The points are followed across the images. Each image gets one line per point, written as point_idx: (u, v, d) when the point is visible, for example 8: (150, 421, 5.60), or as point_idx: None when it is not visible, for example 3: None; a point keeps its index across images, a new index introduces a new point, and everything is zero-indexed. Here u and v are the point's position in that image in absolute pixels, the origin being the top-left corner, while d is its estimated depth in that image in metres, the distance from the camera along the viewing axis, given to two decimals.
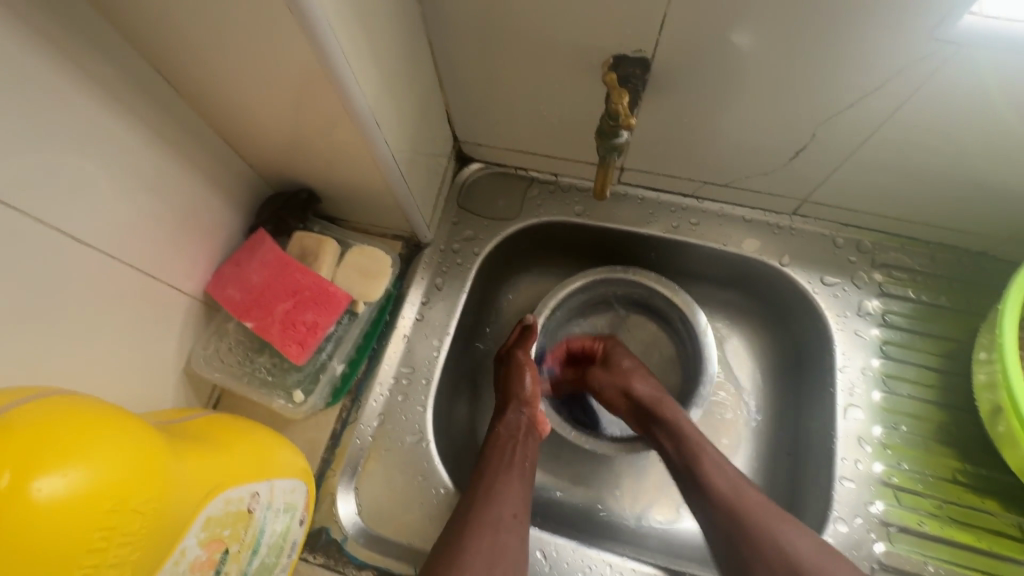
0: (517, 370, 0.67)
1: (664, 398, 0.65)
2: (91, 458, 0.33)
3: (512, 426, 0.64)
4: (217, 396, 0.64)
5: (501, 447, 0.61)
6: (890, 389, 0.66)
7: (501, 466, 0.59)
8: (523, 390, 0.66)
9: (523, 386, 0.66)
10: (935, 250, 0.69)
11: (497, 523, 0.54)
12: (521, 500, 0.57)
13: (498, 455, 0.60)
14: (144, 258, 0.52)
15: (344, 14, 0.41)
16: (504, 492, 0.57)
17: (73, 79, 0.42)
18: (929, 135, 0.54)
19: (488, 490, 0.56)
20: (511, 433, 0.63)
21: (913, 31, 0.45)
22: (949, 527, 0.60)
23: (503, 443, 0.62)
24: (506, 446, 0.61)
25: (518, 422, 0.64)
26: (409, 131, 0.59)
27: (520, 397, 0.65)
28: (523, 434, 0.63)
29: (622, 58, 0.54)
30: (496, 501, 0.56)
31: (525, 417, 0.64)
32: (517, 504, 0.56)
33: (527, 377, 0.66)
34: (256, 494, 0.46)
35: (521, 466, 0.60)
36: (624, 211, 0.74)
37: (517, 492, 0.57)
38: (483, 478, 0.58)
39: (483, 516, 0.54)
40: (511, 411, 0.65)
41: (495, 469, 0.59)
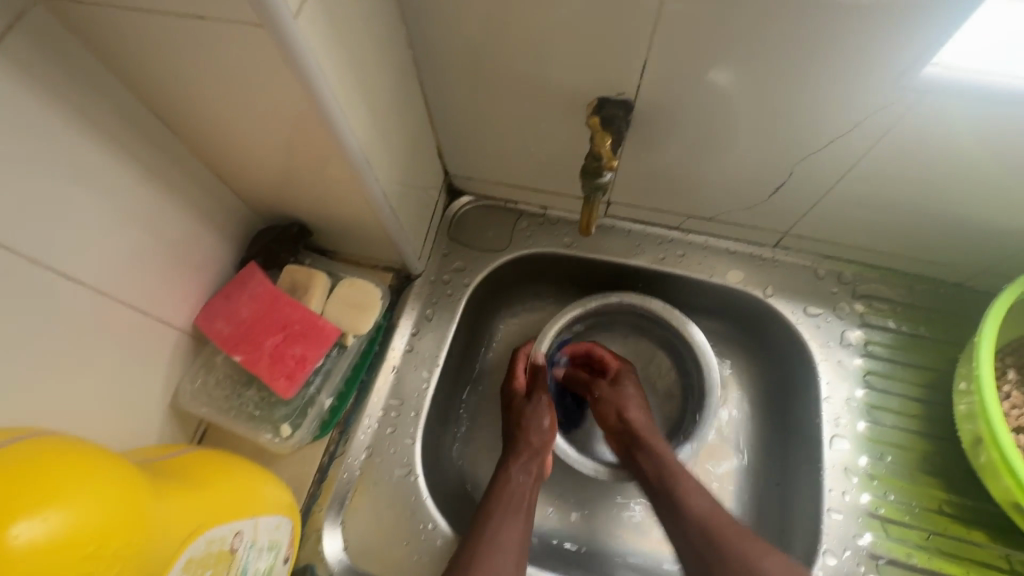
0: (541, 410, 0.66)
1: (650, 429, 0.65)
2: (71, 500, 0.32)
3: (523, 469, 0.62)
4: (203, 430, 0.64)
5: (511, 489, 0.60)
6: (874, 419, 0.66)
7: (508, 509, 0.58)
8: (535, 437, 0.65)
9: (541, 425, 0.66)
10: (913, 280, 0.71)
11: (499, 567, 0.54)
12: (519, 547, 0.56)
13: (507, 496, 0.60)
14: (133, 293, 0.52)
15: (335, 60, 0.43)
16: (508, 535, 0.56)
17: (67, 118, 0.43)
18: (899, 173, 0.56)
19: (496, 534, 0.56)
20: (523, 476, 0.62)
21: (876, 77, 0.47)
22: (937, 559, 0.61)
23: (514, 485, 0.61)
24: (517, 488, 0.60)
25: (532, 467, 0.63)
26: (399, 167, 0.60)
27: (534, 443, 0.64)
28: (533, 481, 0.62)
29: (605, 100, 0.56)
30: (498, 547, 0.55)
31: (535, 464, 0.63)
32: (517, 552, 0.56)
33: (545, 417, 0.66)
34: (239, 533, 0.46)
35: (525, 512, 0.59)
36: (611, 243, 0.76)
37: (518, 536, 0.57)
38: (492, 519, 0.57)
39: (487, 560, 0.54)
40: (524, 453, 0.64)
41: (503, 514, 0.58)
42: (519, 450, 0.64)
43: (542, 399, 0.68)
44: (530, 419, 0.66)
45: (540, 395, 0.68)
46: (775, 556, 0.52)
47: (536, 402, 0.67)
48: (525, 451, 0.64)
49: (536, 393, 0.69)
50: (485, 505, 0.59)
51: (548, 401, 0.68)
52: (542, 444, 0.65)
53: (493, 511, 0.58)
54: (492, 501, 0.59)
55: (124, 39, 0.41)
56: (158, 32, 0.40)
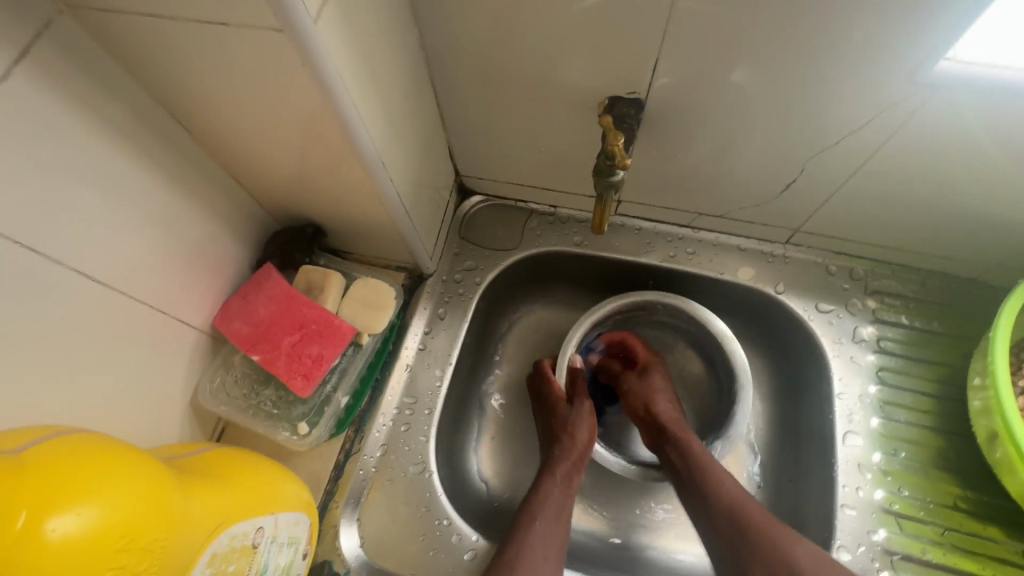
0: (580, 417, 0.67)
1: (678, 420, 0.66)
2: (102, 495, 0.33)
3: (567, 477, 0.63)
4: (222, 428, 0.65)
5: (551, 492, 0.61)
6: (888, 415, 0.66)
7: (549, 515, 0.59)
8: (575, 441, 0.65)
9: (582, 431, 0.66)
10: (926, 276, 0.71)
11: (540, 568, 0.55)
12: (560, 552, 0.57)
13: (547, 498, 0.60)
14: (153, 294, 0.53)
15: (351, 63, 0.44)
16: (550, 541, 0.57)
17: (90, 123, 0.44)
18: (912, 169, 0.56)
19: (533, 537, 0.56)
20: (565, 483, 0.62)
21: (890, 73, 0.47)
22: (952, 554, 0.60)
23: (554, 488, 0.61)
24: (560, 493, 0.61)
25: (574, 474, 0.63)
26: (412, 168, 0.61)
27: (574, 441, 0.65)
28: (574, 488, 0.63)
29: (616, 100, 0.56)
30: (532, 548, 0.56)
31: (573, 464, 0.64)
32: (557, 559, 0.56)
33: (586, 422, 0.67)
34: (260, 528, 0.47)
35: (564, 516, 0.60)
36: (622, 241, 0.76)
37: (559, 540, 0.58)
38: (529, 523, 0.58)
39: (528, 563, 0.54)
40: (570, 460, 0.64)
41: (541, 518, 0.58)
42: (564, 454, 0.64)
43: (585, 405, 0.68)
44: (571, 423, 0.66)
45: (582, 402, 0.68)
46: (802, 545, 0.53)
47: (579, 408, 0.68)
48: (570, 457, 0.64)
49: (579, 398, 0.69)
50: (523, 511, 0.59)
51: (589, 407, 0.69)
52: (586, 451, 0.66)
53: (534, 516, 0.58)
54: (535, 504, 0.60)
55: (147, 47, 0.42)
56: (181, 40, 0.40)
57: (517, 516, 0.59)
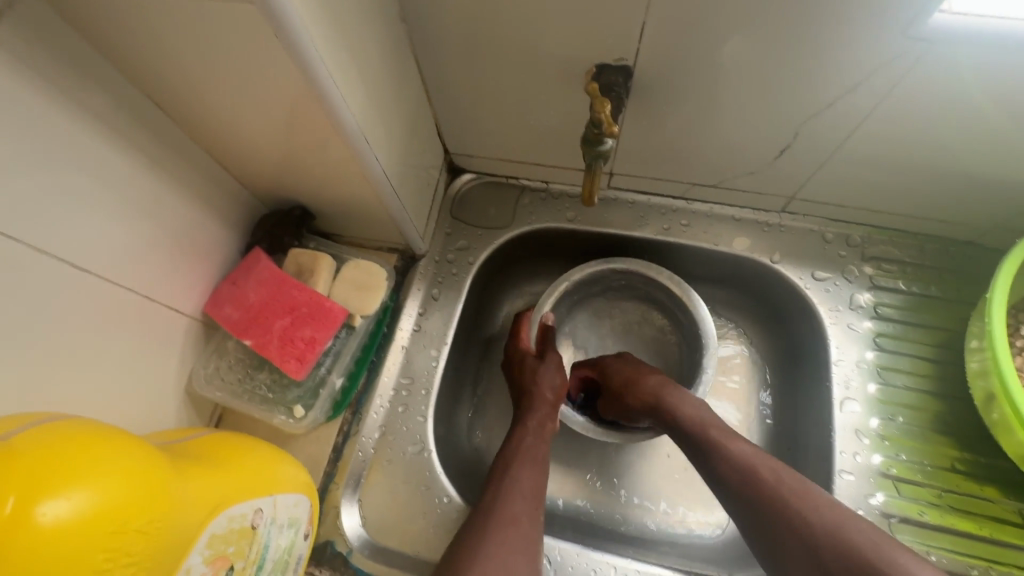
0: (550, 371, 0.67)
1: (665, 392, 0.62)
2: (93, 481, 0.33)
3: (539, 425, 0.63)
4: (219, 414, 0.65)
5: (527, 444, 0.60)
6: (885, 380, 0.66)
7: (524, 462, 0.58)
8: (546, 394, 0.65)
9: (546, 388, 0.66)
10: (923, 241, 0.70)
11: (517, 510, 0.54)
12: (537, 496, 0.56)
13: (523, 450, 0.60)
14: (140, 282, 0.53)
15: (328, 36, 0.42)
16: (526, 485, 0.56)
17: (62, 106, 0.43)
18: (909, 130, 0.55)
19: (512, 484, 0.56)
20: (538, 431, 0.62)
21: (885, 29, 0.46)
22: (950, 516, 0.61)
23: (529, 440, 0.61)
24: (534, 440, 0.61)
25: (546, 422, 0.63)
26: (398, 145, 0.59)
27: (540, 393, 0.65)
28: (547, 436, 0.63)
29: (604, 67, 0.55)
30: (511, 495, 0.55)
31: (544, 413, 0.64)
32: (534, 499, 0.56)
33: (553, 374, 0.67)
34: (259, 510, 0.47)
35: (537, 460, 0.59)
36: (616, 215, 0.75)
37: (535, 485, 0.57)
38: (510, 473, 0.57)
39: (504, 508, 0.54)
40: (541, 409, 0.64)
41: (515, 467, 0.58)
42: (535, 405, 0.64)
43: (555, 357, 0.68)
44: (542, 376, 0.66)
45: (552, 356, 0.68)
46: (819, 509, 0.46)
47: (549, 360, 0.68)
48: (540, 404, 0.64)
49: (548, 352, 0.69)
50: (499, 464, 0.59)
51: (559, 361, 0.68)
52: (556, 400, 0.66)
53: (509, 466, 0.58)
54: (507, 457, 0.59)
55: (114, 22, 0.41)
56: (148, 15, 0.39)
57: (496, 468, 0.59)
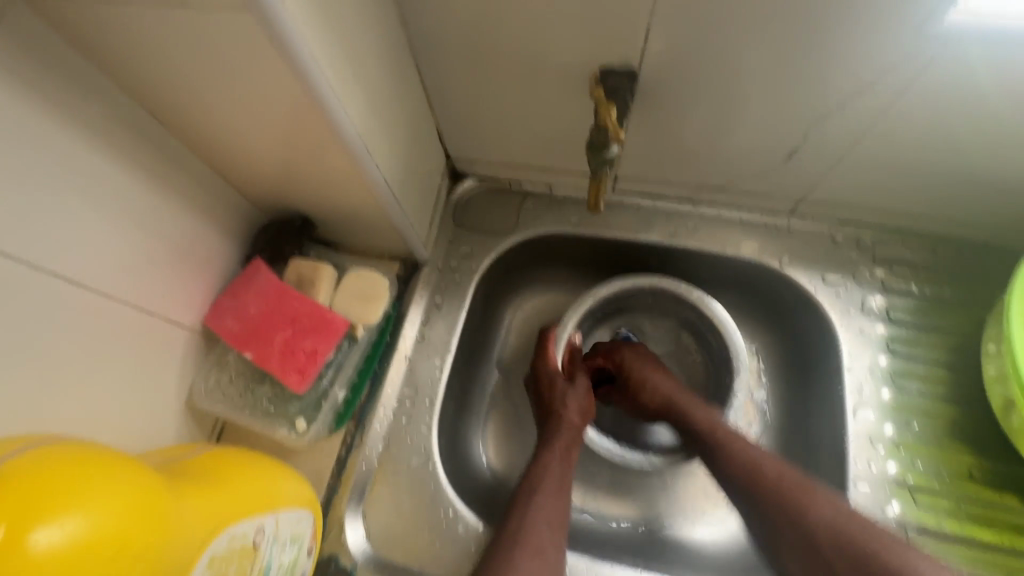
0: (576, 393, 0.66)
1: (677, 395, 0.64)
2: (88, 505, 0.32)
3: (566, 450, 0.61)
4: (220, 428, 0.64)
5: (553, 470, 0.58)
6: (899, 386, 0.65)
7: (551, 489, 0.56)
8: (572, 417, 0.64)
9: (573, 412, 0.64)
10: (936, 243, 0.68)
11: (543, 539, 0.53)
12: (562, 526, 0.55)
13: (549, 476, 0.58)
14: (138, 295, 0.52)
15: (326, 43, 0.42)
16: (551, 514, 0.55)
17: (55, 118, 0.42)
18: (922, 130, 0.53)
19: (538, 512, 0.54)
20: (564, 457, 0.60)
21: (898, 27, 0.44)
22: (968, 526, 0.59)
23: (555, 465, 0.59)
24: (559, 465, 0.59)
25: (573, 447, 0.62)
26: (399, 152, 0.58)
27: (566, 415, 0.63)
28: (573, 462, 0.61)
29: (608, 70, 0.54)
30: (535, 523, 0.54)
31: (570, 436, 0.62)
32: (559, 528, 0.54)
33: (578, 397, 0.65)
34: (261, 528, 0.46)
35: (562, 487, 0.57)
36: (621, 220, 0.74)
37: (561, 515, 0.56)
38: (535, 500, 0.55)
39: (532, 535, 0.53)
40: (567, 434, 0.62)
41: (542, 494, 0.56)
42: (561, 428, 0.62)
43: (583, 381, 0.67)
44: (568, 398, 0.65)
45: (580, 380, 0.67)
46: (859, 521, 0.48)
47: (577, 385, 0.67)
48: (568, 428, 0.63)
49: (576, 377, 0.68)
50: (522, 490, 0.57)
51: (587, 385, 0.67)
52: (582, 423, 0.64)
53: (536, 490, 0.56)
54: (535, 480, 0.58)
55: (107, 32, 0.40)
56: (141, 24, 0.38)
57: (520, 493, 0.57)
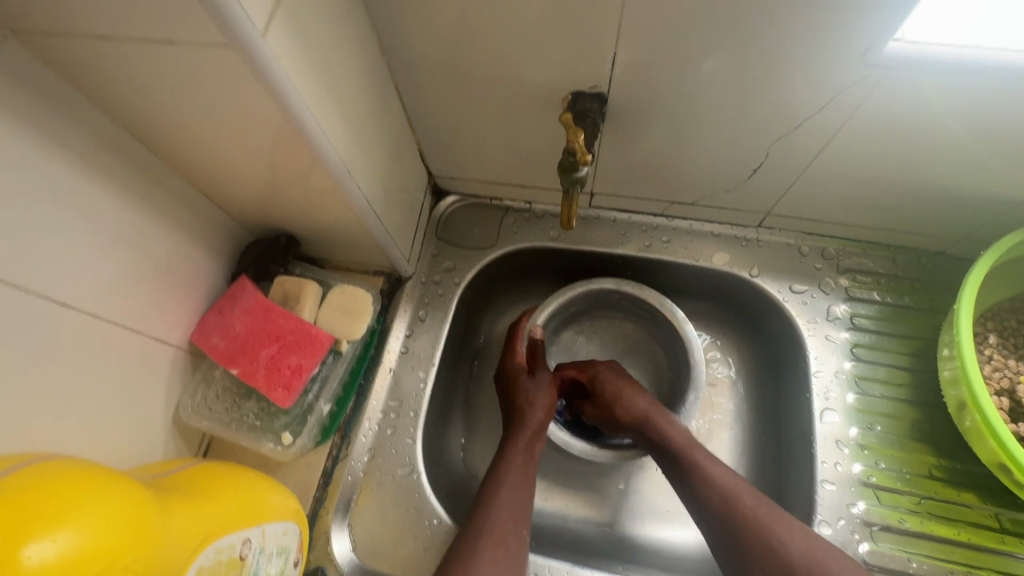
0: (541, 389, 0.68)
1: (652, 414, 0.64)
2: (78, 521, 0.33)
3: (528, 447, 0.63)
4: (207, 443, 0.65)
5: (515, 465, 0.61)
6: (863, 390, 0.68)
7: (511, 485, 0.59)
8: (537, 416, 0.66)
9: (541, 401, 0.67)
10: (895, 252, 0.72)
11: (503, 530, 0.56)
12: (521, 517, 0.58)
13: (511, 471, 0.61)
14: (125, 315, 0.53)
15: (307, 75, 0.44)
16: (512, 509, 0.57)
17: (45, 147, 0.43)
18: (874, 149, 0.57)
19: (496, 505, 0.57)
20: (528, 453, 0.63)
21: (844, 55, 0.48)
22: (930, 522, 0.62)
23: (518, 462, 0.62)
24: (521, 463, 0.62)
25: (534, 443, 0.64)
26: (381, 172, 0.61)
27: (532, 412, 0.66)
28: (535, 458, 0.63)
29: (579, 94, 0.56)
30: (495, 515, 0.56)
31: (530, 432, 0.64)
32: (521, 521, 0.57)
33: (545, 391, 0.68)
34: (248, 540, 0.47)
35: (525, 484, 0.60)
36: (598, 234, 0.77)
37: (518, 508, 0.58)
38: (495, 493, 0.58)
39: (494, 529, 0.55)
40: (529, 430, 0.65)
41: (503, 487, 0.59)
42: (523, 426, 0.65)
43: (545, 375, 0.70)
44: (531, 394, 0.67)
45: (543, 372, 0.70)
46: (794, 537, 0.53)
47: (539, 378, 0.69)
48: (530, 426, 0.65)
49: (540, 370, 0.70)
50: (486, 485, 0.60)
51: (549, 378, 0.70)
52: (544, 420, 0.66)
53: (501, 483, 0.59)
54: (498, 477, 0.60)
55: (97, 67, 0.42)
56: (129, 59, 0.40)
57: (485, 487, 0.60)
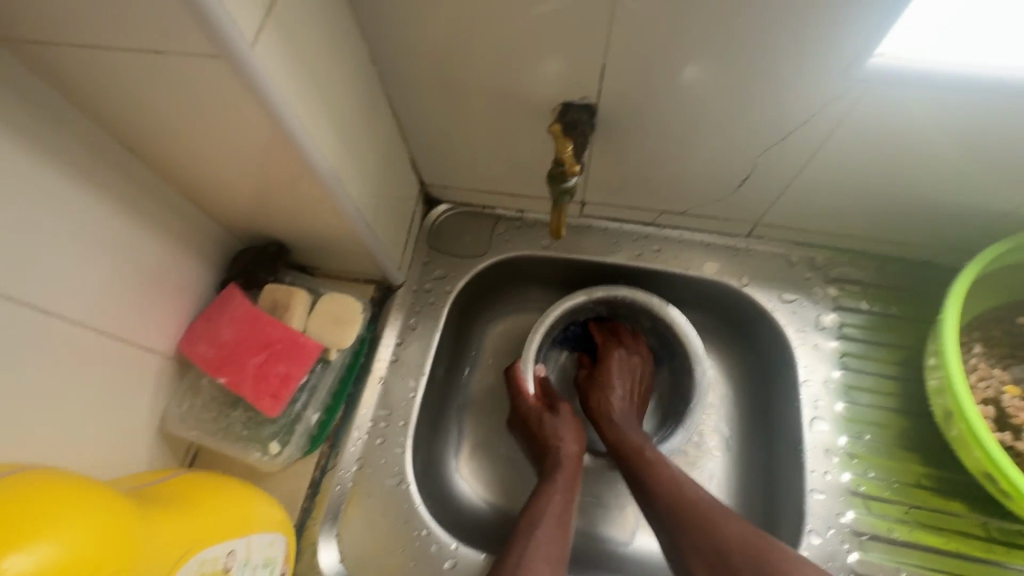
0: (566, 424, 0.68)
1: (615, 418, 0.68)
2: (57, 534, 0.33)
3: (565, 483, 0.63)
4: (194, 453, 0.64)
5: (552, 504, 0.60)
6: (852, 399, 0.68)
7: (549, 524, 0.58)
8: (569, 450, 0.66)
9: (570, 440, 0.67)
10: (883, 262, 0.73)
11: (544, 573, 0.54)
12: (562, 558, 0.56)
13: (546, 508, 0.59)
14: (113, 323, 0.53)
15: (297, 85, 0.44)
16: (550, 548, 0.56)
17: (32, 155, 0.43)
18: (858, 161, 0.58)
19: (538, 546, 0.56)
20: (564, 490, 0.62)
21: (828, 69, 0.49)
22: (918, 532, 0.62)
23: (556, 497, 0.61)
24: (559, 500, 0.61)
25: (572, 480, 0.63)
26: (372, 181, 0.61)
27: (564, 448, 0.66)
28: (573, 495, 0.62)
29: (569, 105, 0.57)
30: (538, 555, 0.55)
31: (567, 472, 0.64)
32: (560, 561, 0.56)
33: (571, 429, 0.68)
34: (232, 552, 0.47)
35: (564, 520, 0.59)
36: (589, 242, 0.77)
37: (559, 546, 0.57)
38: (534, 533, 0.57)
39: (533, 570, 0.53)
40: (565, 468, 0.64)
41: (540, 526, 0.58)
42: (558, 464, 0.64)
43: (568, 410, 0.69)
44: (557, 431, 0.67)
45: (563, 408, 0.69)
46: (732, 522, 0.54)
47: (563, 413, 0.69)
48: (565, 463, 0.65)
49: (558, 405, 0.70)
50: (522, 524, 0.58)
51: (574, 415, 0.70)
52: (578, 455, 0.66)
53: (538, 521, 0.58)
54: (537, 515, 0.59)
55: (86, 75, 0.42)
56: (118, 68, 0.40)
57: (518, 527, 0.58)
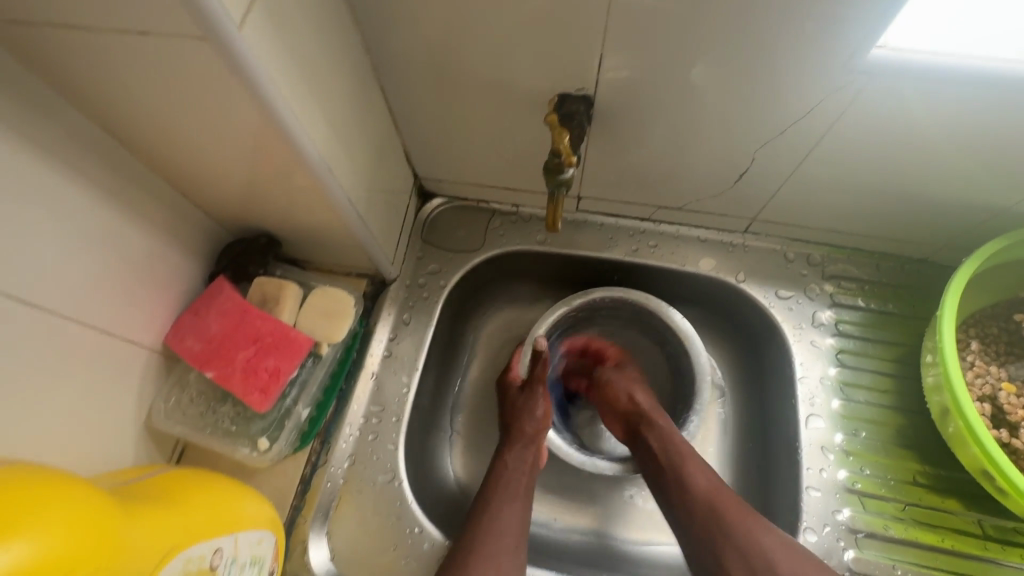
0: (534, 400, 0.66)
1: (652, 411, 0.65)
2: (35, 532, 0.32)
3: (518, 458, 0.63)
4: (181, 449, 0.63)
5: (507, 478, 0.61)
6: (848, 396, 0.68)
7: (505, 498, 0.59)
8: (530, 425, 0.65)
9: (536, 410, 0.66)
10: (880, 259, 0.72)
11: (501, 551, 0.55)
12: (521, 532, 0.57)
13: (504, 484, 0.60)
14: (96, 315, 0.51)
15: (286, 71, 0.43)
16: (508, 522, 0.57)
17: (11, 140, 0.42)
18: (856, 156, 0.58)
19: (496, 520, 0.57)
20: (518, 464, 0.62)
21: (827, 61, 0.48)
22: (914, 529, 0.62)
23: (512, 472, 0.62)
24: (515, 475, 0.61)
25: (528, 454, 0.64)
26: (364, 173, 0.60)
27: (529, 424, 0.65)
28: (530, 468, 0.63)
29: (565, 96, 0.56)
30: (498, 530, 0.56)
31: (528, 449, 0.64)
32: (519, 536, 0.57)
33: (539, 404, 0.66)
34: (220, 550, 0.46)
35: (523, 497, 0.60)
36: (584, 237, 0.76)
37: (519, 522, 0.58)
38: (491, 510, 0.58)
39: (488, 548, 0.54)
40: (519, 440, 0.64)
41: (499, 502, 0.58)
42: (516, 437, 0.64)
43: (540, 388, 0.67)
44: (523, 408, 0.66)
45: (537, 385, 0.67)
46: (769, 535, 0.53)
47: (533, 391, 0.67)
48: (523, 437, 0.64)
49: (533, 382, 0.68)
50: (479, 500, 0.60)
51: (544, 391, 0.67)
52: (539, 429, 0.65)
53: (493, 496, 0.59)
54: (493, 492, 0.60)
55: (65, 57, 0.40)
56: (99, 50, 0.39)
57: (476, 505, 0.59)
